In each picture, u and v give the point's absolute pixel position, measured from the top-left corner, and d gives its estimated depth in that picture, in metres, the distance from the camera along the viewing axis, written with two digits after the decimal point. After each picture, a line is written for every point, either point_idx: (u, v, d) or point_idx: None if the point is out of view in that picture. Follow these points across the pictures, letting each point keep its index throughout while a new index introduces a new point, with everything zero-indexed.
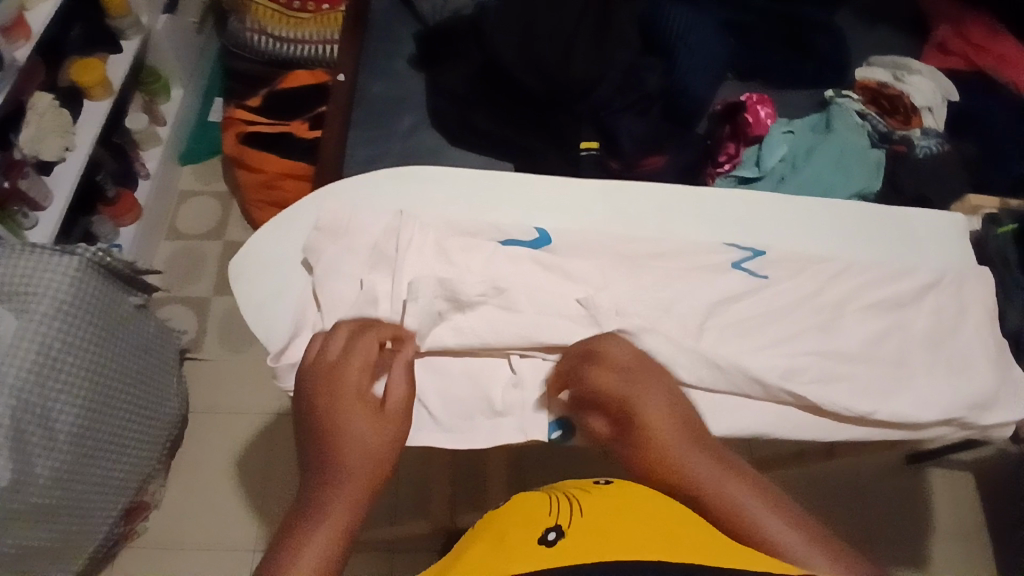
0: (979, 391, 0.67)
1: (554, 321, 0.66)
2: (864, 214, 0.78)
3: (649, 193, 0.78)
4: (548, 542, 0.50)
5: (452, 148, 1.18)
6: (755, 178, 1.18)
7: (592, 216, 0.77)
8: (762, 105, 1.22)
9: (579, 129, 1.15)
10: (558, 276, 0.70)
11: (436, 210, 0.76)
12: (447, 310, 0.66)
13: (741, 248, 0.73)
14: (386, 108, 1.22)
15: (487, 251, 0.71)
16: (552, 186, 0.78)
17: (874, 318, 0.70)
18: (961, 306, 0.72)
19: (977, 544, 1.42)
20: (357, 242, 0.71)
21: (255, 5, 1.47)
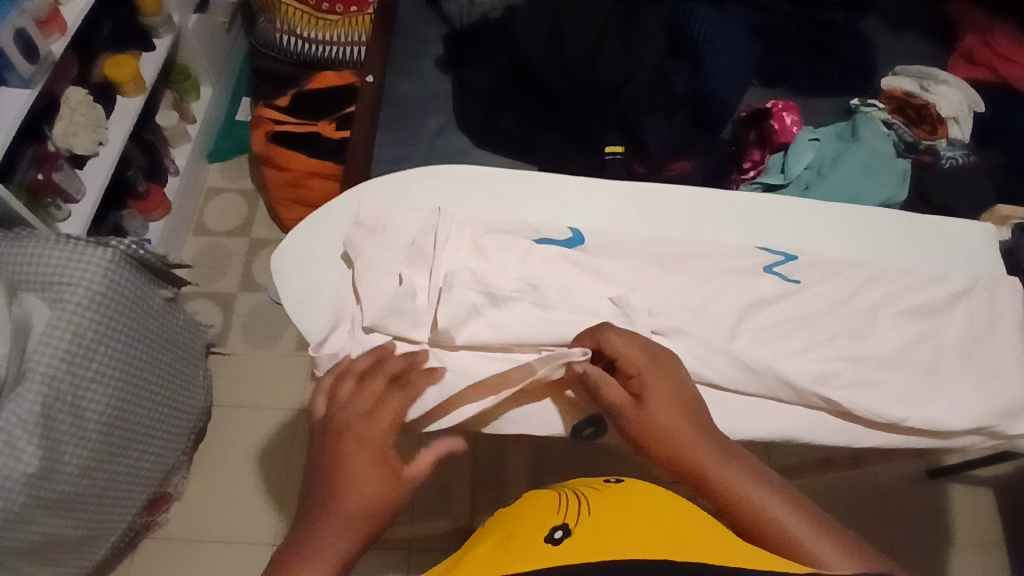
0: (1011, 400, 0.67)
1: (587, 320, 0.67)
2: (897, 221, 0.78)
3: (681, 196, 0.79)
4: (554, 540, 0.52)
5: (478, 149, 1.19)
6: (780, 184, 1.19)
7: (624, 218, 0.77)
8: (788, 112, 1.22)
9: (606, 131, 1.16)
10: (590, 276, 0.71)
11: (470, 209, 0.77)
12: (481, 306, 0.67)
13: (773, 252, 0.74)
14: (413, 107, 1.23)
15: (521, 250, 0.72)
16: (583, 187, 0.79)
17: (906, 325, 0.70)
18: (993, 314, 0.71)
19: (997, 559, 1.41)
20: (394, 238, 0.73)
21: (285, 6, 1.48)
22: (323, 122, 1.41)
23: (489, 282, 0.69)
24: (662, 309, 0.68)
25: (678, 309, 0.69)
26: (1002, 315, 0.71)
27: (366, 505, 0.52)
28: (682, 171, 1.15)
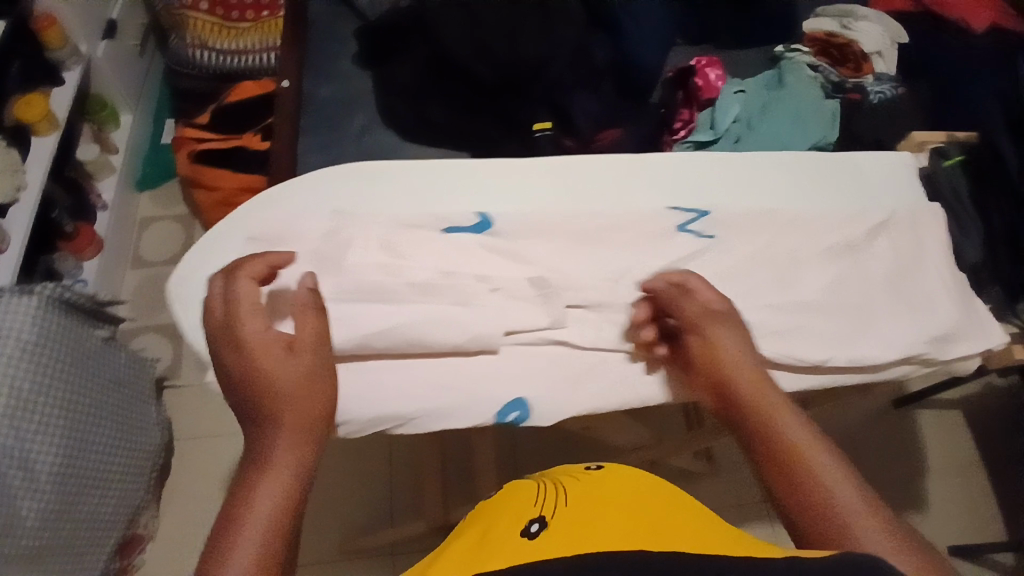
0: (941, 327, 0.67)
1: (503, 304, 0.67)
2: (814, 162, 0.78)
3: (597, 165, 0.77)
4: (530, 535, 0.52)
5: (406, 144, 1.18)
6: (711, 141, 1.19)
7: (542, 195, 0.76)
8: (711, 68, 1.22)
9: (532, 107, 1.13)
10: (504, 259, 0.70)
11: (383, 206, 0.75)
12: (398, 305, 0.66)
13: (686, 210, 0.73)
14: (336, 110, 1.19)
15: (435, 244, 0.70)
16: (497, 169, 0.77)
17: (828, 267, 0.70)
18: (914, 244, 0.72)
19: (972, 477, 1.46)
20: (301, 247, 0.70)
21: (192, 20, 1.43)
22: (247, 135, 1.37)
23: (402, 281, 0.67)
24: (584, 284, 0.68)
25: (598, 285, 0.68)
26: (922, 246, 0.72)
27: (280, 500, 0.49)
28: (612, 140, 1.14)
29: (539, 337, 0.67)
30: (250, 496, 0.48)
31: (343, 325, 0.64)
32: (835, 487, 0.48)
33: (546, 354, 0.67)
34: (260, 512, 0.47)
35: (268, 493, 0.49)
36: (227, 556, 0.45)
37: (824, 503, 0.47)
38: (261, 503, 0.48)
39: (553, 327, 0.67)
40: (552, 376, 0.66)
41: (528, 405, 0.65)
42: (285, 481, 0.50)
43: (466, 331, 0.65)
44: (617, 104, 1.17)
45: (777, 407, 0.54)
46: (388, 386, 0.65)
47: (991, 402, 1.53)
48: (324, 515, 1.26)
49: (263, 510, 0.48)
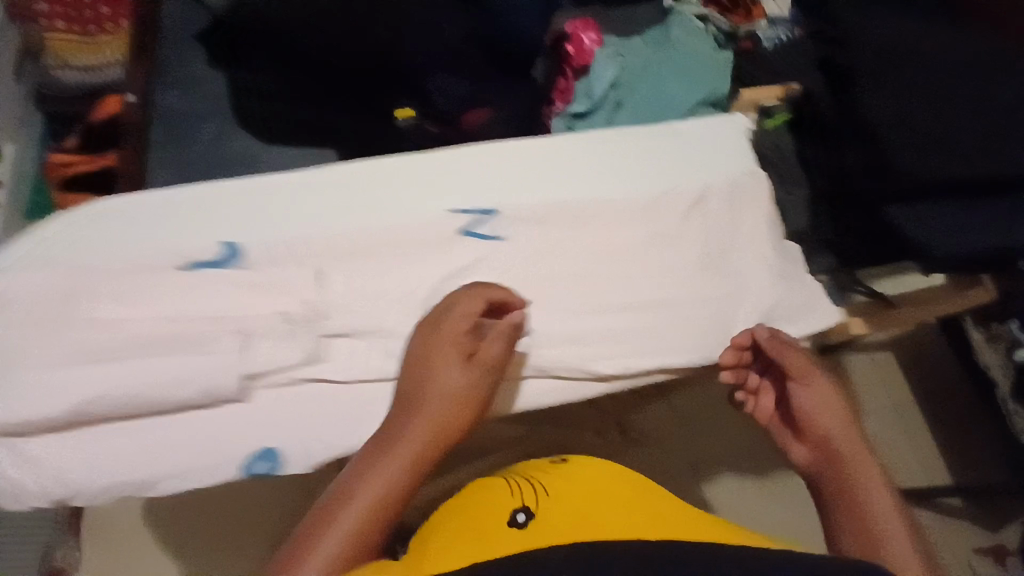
0: (718, 295, 0.74)
1: (245, 346, 0.67)
2: (607, 145, 0.81)
3: (382, 175, 0.78)
4: (517, 524, 0.61)
5: (266, 150, 1.10)
6: (587, 111, 1.13)
7: (312, 218, 0.75)
8: (585, 33, 1.14)
9: (393, 95, 1.05)
10: (258, 295, 0.69)
11: (122, 250, 0.71)
12: (130, 360, 0.64)
13: (474, 210, 0.76)
14: (188, 121, 1.12)
15: (179, 289, 0.68)
16: (263, 197, 0.76)
17: (614, 251, 0.74)
18: (696, 215, 0.77)
19: (908, 417, 1.39)
20: (40, 301, 0.66)
21: (51, 40, 1.36)
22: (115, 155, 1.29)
23: (125, 334, 0.65)
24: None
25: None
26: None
27: (380, 494, 0.57)
28: (482, 119, 1.08)
29: (286, 376, 0.68)
30: (351, 489, 0.57)
31: (91, 383, 0.63)
32: (878, 510, 0.58)
33: (294, 389, 0.68)
34: (349, 522, 0.54)
35: (367, 496, 0.56)
36: (309, 551, 0.53)
37: (862, 508, 0.59)
38: (362, 497, 0.56)
39: (308, 362, 0.68)
40: (310, 409, 0.68)
41: (276, 453, 0.66)
42: (388, 487, 0.57)
43: (207, 375, 0.65)
44: (485, 79, 1.08)
45: (851, 453, 0.63)
46: (129, 450, 0.65)
47: (929, 342, 1.46)
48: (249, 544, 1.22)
49: (350, 525, 0.54)
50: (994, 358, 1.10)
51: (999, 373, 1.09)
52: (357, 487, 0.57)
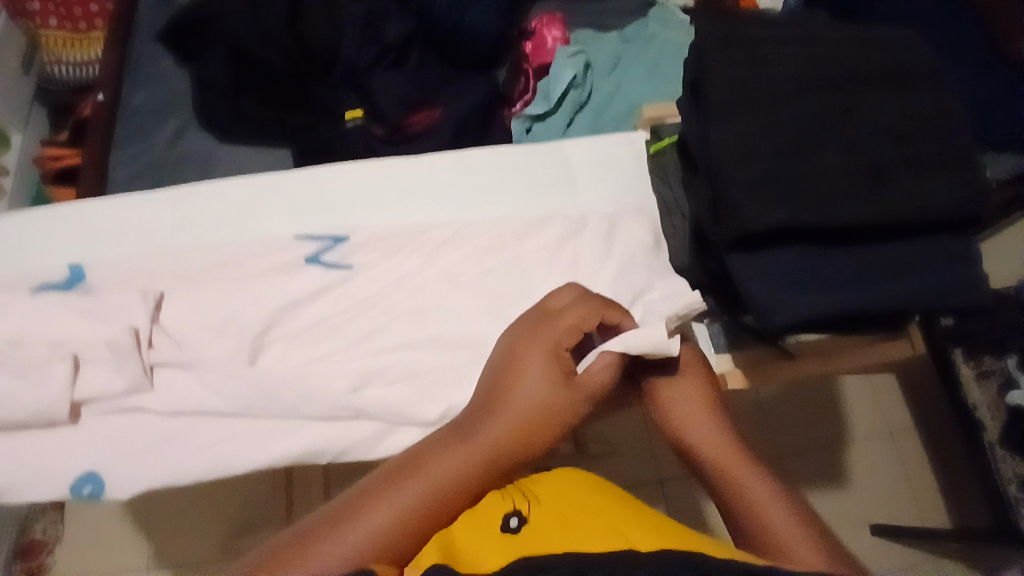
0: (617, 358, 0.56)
1: (44, 377, 0.51)
2: (504, 161, 0.65)
3: (225, 193, 0.63)
4: (511, 532, 0.51)
5: (221, 145, 1.09)
6: (547, 111, 1.07)
7: (159, 233, 0.62)
8: (549, 28, 1.11)
9: (341, 97, 1.06)
10: (82, 317, 0.54)
11: None
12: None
13: (323, 237, 0.62)
14: (150, 118, 1.13)
15: (5, 303, 0.54)
16: (111, 207, 0.62)
17: (477, 295, 0.58)
18: (606, 251, 0.60)
19: (903, 445, 1.28)
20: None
21: (45, 37, 1.41)
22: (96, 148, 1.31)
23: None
24: (187, 333, 0.56)
25: (196, 335, 0.56)
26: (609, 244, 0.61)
27: (456, 475, 0.48)
28: (428, 122, 1.04)
29: (114, 404, 0.53)
30: (434, 454, 0.48)
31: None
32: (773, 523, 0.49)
33: (120, 423, 0.54)
34: (382, 516, 0.45)
35: (413, 498, 0.46)
36: (359, 518, 0.45)
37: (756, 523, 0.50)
38: (398, 500, 0.46)
39: (134, 393, 0.53)
40: (128, 449, 0.53)
41: (101, 477, 0.51)
42: (444, 487, 0.47)
43: (25, 403, 0.51)
44: (432, 79, 1.07)
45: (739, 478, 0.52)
46: None
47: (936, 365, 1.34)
48: (214, 534, 1.22)
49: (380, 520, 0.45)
50: (983, 398, 0.99)
51: (988, 417, 0.98)
52: (396, 488, 0.46)
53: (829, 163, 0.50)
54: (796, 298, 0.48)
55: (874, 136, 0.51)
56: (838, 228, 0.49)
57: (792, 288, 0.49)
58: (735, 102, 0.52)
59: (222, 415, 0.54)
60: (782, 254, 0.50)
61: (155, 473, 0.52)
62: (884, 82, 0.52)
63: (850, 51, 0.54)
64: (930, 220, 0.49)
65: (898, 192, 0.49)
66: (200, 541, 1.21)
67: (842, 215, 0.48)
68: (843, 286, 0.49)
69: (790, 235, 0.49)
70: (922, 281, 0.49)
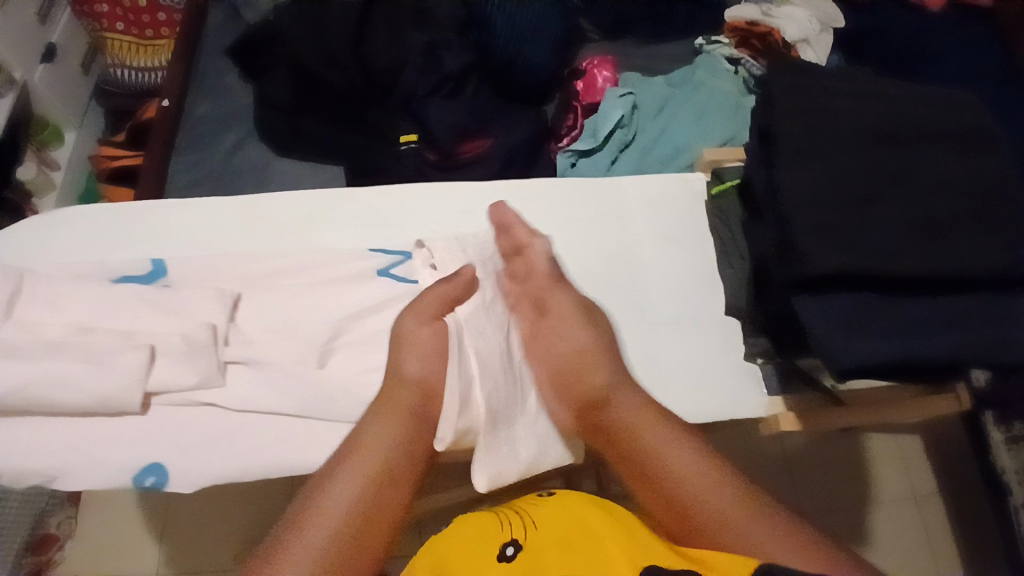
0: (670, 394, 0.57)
1: (116, 367, 0.52)
2: (572, 186, 0.66)
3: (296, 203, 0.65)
4: (504, 557, 0.56)
5: (280, 159, 1.14)
6: (594, 148, 1.10)
7: (233, 235, 0.64)
8: (599, 68, 1.14)
9: (397, 121, 1.09)
10: (162, 310, 0.56)
11: (62, 246, 0.62)
12: (17, 365, 0.52)
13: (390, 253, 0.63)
14: (211, 126, 1.19)
15: (85, 290, 0.56)
16: (192, 209, 0.65)
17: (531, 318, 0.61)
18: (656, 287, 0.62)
19: (927, 510, 1.26)
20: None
21: (111, 40, 1.44)
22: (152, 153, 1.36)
23: (30, 338, 0.53)
24: (258, 333, 0.58)
25: (267, 334, 0.58)
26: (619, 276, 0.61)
27: (369, 466, 0.48)
28: (478, 150, 1.07)
29: (184, 398, 0.54)
30: (342, 456, 0.49)
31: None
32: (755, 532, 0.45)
33: (188, 417, 0.55)
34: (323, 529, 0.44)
35: (335, 506, 0.46)
36: (290, 545, 0.43)
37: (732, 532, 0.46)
38: (326, 508, 0.46)
39: (204, 387, 0.54)
40: (194, 444, 0.54)
41: (165, 469, 0.53)
42: (362, 484, 0.47)
43: (95, 391, 0.51)
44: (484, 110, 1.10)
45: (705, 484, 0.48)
46: (7, 458, 0.52)
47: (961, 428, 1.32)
48: (228, 540, 1.22)
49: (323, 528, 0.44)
50: (1013, 464, 0.94)
51: (1016, 479, 0.93)
52: (320, 499, 0.46)
53: (887, 216, 0.52)
54: (854, 341, 0.50)
55: (930, 193, 0.53)
56: (901, 279, 0.50)
57: (850, 333, 0.50)
58: (803, 151, 0.54)
59: (284, 417, 0.56)
60: (843, 300, 0.51)
61: (213, 468, 0.53)
62: (941, 142, 0.55)
63: (916, 113, 0.56)
64: (990, 275, 0.50)
65: (955, 248, 0.50)
66: (212, 546, 1.21)
67: (902, 267, 0.50)
68: (895, 333, 0.50)
69: (851, 282, 0.51)
70: (981, 334, 0.50)
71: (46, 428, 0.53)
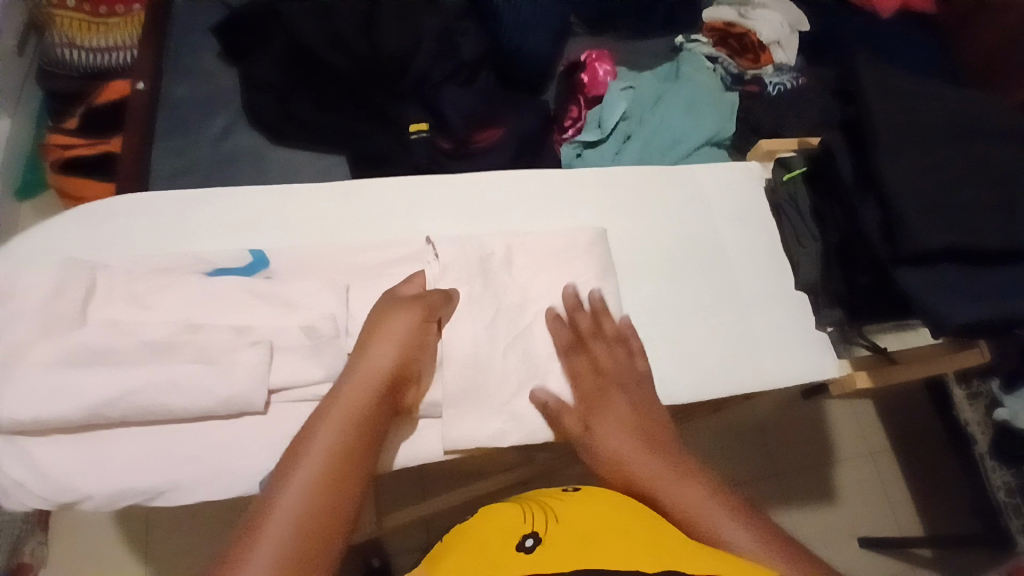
0: (769, 368, 0.63)
1: (234, 363, 0.51)
2: (646, 177, 0.71)
3: (390, 192, 0.66)
4: (526, 551, 0.43)
5: (275, 147, 1.08)
6: (599, 139, 1.12)
7: (328, 228, 0.64)
8: (600, 62, 1.16)
9: (406, 108, 1.08)
10: (275, 306, 0.55)
11: (134, 248, 0.60)
12: (129, 367, 0.50)
13: (489, 237, 0.64)
14: (195, 112, 1.11)
15: (189, 287, 0.55)
16: (278, 199, 0.64)
17: (639, 293, 0.65)
18: (735, 267, 0.68)
19: (884, 466, 1.27)
20: (21, 306, 0.52)
21: (59, 18, 1.32)
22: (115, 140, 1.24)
23: (136, 340, 0.52)
24: None
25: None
26: (605, 364, 0.58)
27: (336, 443, 0.47)
28: (492, 140, 1.07)
29: (308, 393, 0.53)
30: (309, 438, 0.47)
31: (48, 404, 0.48)
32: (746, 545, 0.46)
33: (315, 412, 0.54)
34: (306, 486, 0.44)
35: (301, 494, 0.44)
36: (259, 542, 0.41)
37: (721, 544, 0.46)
38: (294, 498, 0.44)
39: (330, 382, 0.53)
40: None
41: None
42: (330, 466, 0.46)
43: (217, 393, 0.50)
44: (492, 101, 1.10)
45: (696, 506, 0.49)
46: (118, 465, 0.50)
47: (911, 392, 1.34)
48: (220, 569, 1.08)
49: (307, 484, 0.44)
50: (975, 415, 1.07)
51: (978, 430, 1.06)
52: (282, 487, 0.44)
53: (967, 199, 0.59)
54: (961, 303, 0.57)
55: (997, 184, 0.61)
56: (988, 252, 0.59)
57: (955, 297, 0.57)
58: (895, 143, 0.61)
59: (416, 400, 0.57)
60: (940, 270, 0.59)
61: None
62: (997, 137, 0.63)
63: (972, 109, 0.64)
64: None
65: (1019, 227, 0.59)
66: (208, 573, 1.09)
67: (986, 240, 0.58)
68: (988, 295, 0.58)
69: (945, 254, 0.59)
70: None
71: (158, 432, 0.51)
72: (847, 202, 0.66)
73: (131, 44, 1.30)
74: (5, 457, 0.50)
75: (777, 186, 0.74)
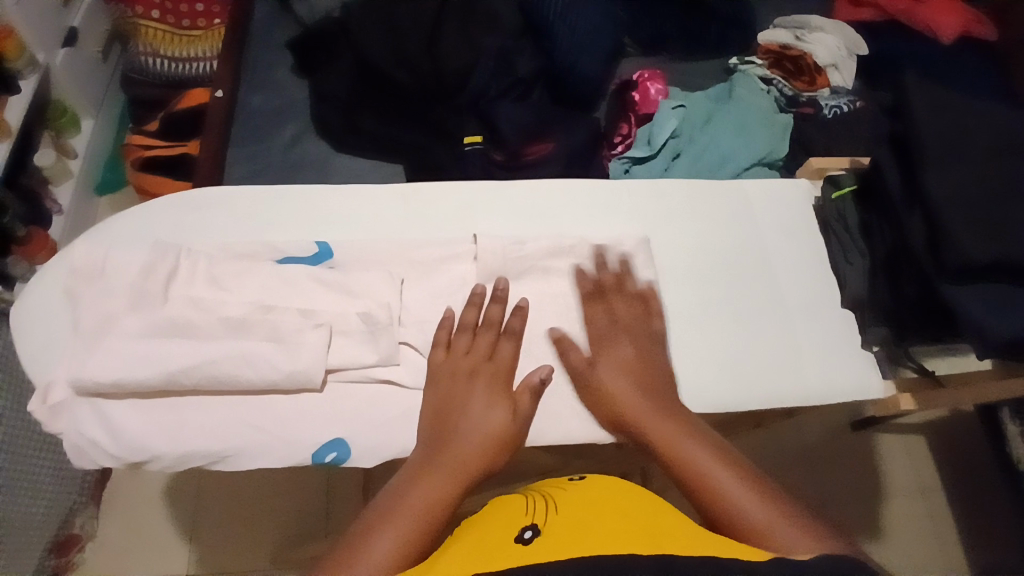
0: (812, 382, 0.63)
1: (299, 341, 0.58)
2: (691, 190, 0.73)
3: (450, 192, 0.71)
4: (524, 541, 0.45)
5: (338, 154, 1.14)
6: (648, 156, 1.12)
7: (387, 226, 0.68)
8: (653, 81, 1.18)
9: (463, 121, 1.12)
10: (336, 293, 0.61)
11: (212, 237, 0.67)
12: (206, 341, 0.57)
13: (537, 239, 0.66)
14: (267, 120, 1.18)
15: (260, 273, 0.61)
16: (344, 199, 0.69)
17: (683, 298, 0.66)
18: (775, 282, 0.68)
19: (934, 508, 1.21)
20: (116, 281, 0.59)
21: (146, 28, 1.40)
22: (192, 143, 1.34)
23: (214, 316, 0.58)
24: (426, 314, 0.62)
25: (437, 316, 0.62)
26: (623, 315, 0.61)
27: (424, 506, 0.50)
28: (543, 153, 1.09)
29: (360, 374, 0.58)
30: (402, 494, 0.51)
31: (131, 369, 0.55)
32: (778, 522, 0.45)
33: (367, 392, 0.59)
34: (387, 548, 0.47)
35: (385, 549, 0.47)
36: None
37: (747, 520, 0.46)
38: (379, 551, 0.47)
39: (383, 365, 0.59)
40: (389, 412, 0.58)
41: (347, 444, 0.56)
42: (415, 529, 0.48)
43: (282, 368, 0.56)
44: (544, 117, 1.13)
45: (726, 480, 0.49)
46: (190, 428, 0.56)
47: (967, 429, 1.28)
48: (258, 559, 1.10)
49: (393, 542, 0.47)
50: None
51: None
52: (370, 540, 0.47)
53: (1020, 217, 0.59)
54: (1003, 321, 0.58)
55: None
56: None
57: (992, 316, 0.58)
58: (939, 162, 0.62)
59: None
60: (983, 286, 0.60)
61: (397, 440, 0.57)
62: None
63: None
64: None
65: None
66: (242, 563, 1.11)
67: None
68: None
69: (988, 270, 0.59)
70: None
71: (227, 401, 0.57)
72: (893, 219, 0.67)
73: (211, 55, 1.40)
74: (86, 417, 0.56)
75: (825, 203, 0.74)
